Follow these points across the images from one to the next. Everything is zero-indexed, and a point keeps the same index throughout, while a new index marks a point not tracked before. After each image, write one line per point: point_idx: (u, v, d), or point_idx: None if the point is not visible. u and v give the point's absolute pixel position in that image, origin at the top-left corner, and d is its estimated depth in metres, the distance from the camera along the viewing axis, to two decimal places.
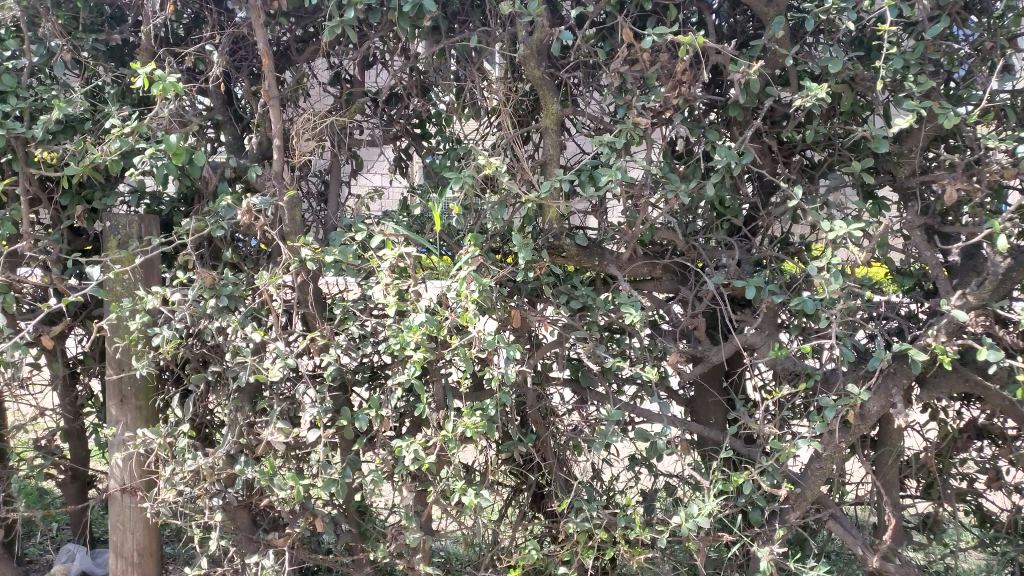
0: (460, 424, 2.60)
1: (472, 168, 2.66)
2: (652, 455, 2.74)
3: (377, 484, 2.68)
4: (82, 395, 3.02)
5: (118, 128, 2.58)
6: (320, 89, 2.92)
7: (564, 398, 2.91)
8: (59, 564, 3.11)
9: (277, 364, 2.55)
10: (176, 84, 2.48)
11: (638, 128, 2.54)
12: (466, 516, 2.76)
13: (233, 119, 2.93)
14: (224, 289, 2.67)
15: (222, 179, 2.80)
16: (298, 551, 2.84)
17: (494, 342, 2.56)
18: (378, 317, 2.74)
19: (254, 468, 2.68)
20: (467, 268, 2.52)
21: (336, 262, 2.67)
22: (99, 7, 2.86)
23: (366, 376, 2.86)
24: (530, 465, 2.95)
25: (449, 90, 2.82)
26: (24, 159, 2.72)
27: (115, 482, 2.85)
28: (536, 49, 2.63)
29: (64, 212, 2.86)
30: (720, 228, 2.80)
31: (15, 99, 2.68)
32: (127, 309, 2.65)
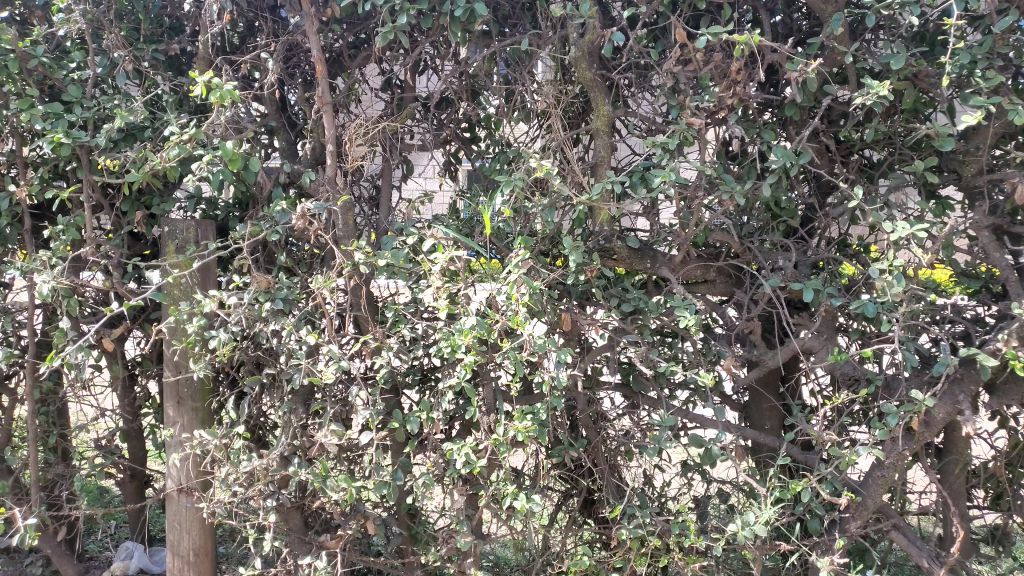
0: (511, 428, 2.59)
1: (523, 172, 2.64)
2: (706, 461, 2.70)
3: (429, 488, 2.68)
4: (140, 396, 3.08)
5: (177, 135, 2.63)
6: (372, 94, 2.96)
7: (615, 403, 2.89)
8: (117, 562, 3.13)
9: (331, 367, 2.57)
10: (233, 91, 2.53)
11: (692, 129, 2.51)
12: (517, 521, 2.75)
13: (287, 126, 2.98)
14: (279, 292, 2.70)
15: (277, 184, 2.85)
16: (349, 553, 2.83)
17: (545, 345, 2.54)
18: (428, 320, 2.76)
19: (307, 470, 2.70)
20: (519, 271, 2.51)
21: (388, 266, 2.69)
22: (159, 19, 2.94)
23: (417, 378, 2.87)
24: (581, 470, 2.92)
25: (499, 93, 2.83)
26: (88, 167, 2.80)
27: (173, 483, 2.89)
28: (587, 51, 2.61)
29: (125, 218, 2.93)
30: (776, 229, 2.75)
31: (80, 109, 2.76)
32: (185, 312, 2.71)
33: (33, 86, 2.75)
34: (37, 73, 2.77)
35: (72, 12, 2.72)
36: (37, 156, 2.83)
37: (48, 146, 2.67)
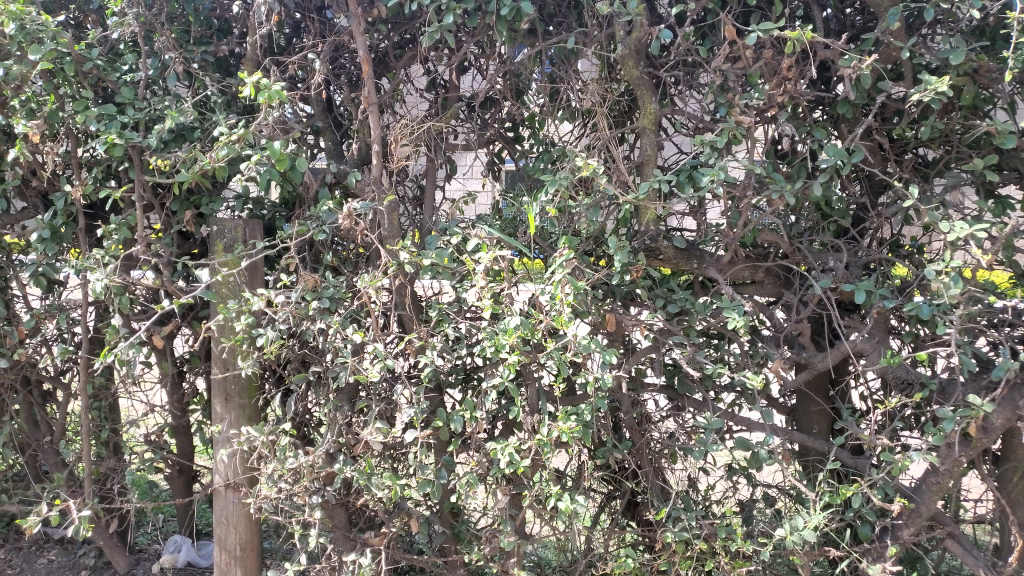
0: (555, 428, 2.58)
1: (568, 171, 2.62)
2: (753, 465, 2.66)
3: (472, 488, 2.69)
4: (188, 393, 3.13)
5: (226, 136, 2.66)
6: (417, 94, 2.97)
7: (659, 404, 2.86)
8: (164, 555, 3.19)
9: (377, 365, 2.60)
10: (281, 92, 2.55)
11: (741, 127, 2.47)
12: (560, 522, 2.74)
13: (333, 126, 3.00)
14: (326, 291, 2.73)
15: (323, 184, 2.88)
16: (393, 551, 2.85)
17: (591, 346, 2.52)
18: (471, 319, 2.77)
19: (352, 468, 2.73)
20: (563, 271, 2.50)
21: (433, 266, 2.71)
22: (209, 21, 2.99)
23: (460, 378, 2.88)
24: (625, 473, 2.90)
25: (544, 92, 2.81)
26: (140, 167, 2.85)
27: (220, 478, 2.94)
28: (634, 49, 2.60)
29: (174, 217, 2.97)
30: (826, 229, 2.70)
31: (133, 110, 2.81)
32: (233, 310, 2.74)
33: (88, 88, 2.82)
34: (92, 76, 2.84)
35: (126, 16, 2.78)
36: (91, 157, 2.89)
37: (102, 146, 2.72)
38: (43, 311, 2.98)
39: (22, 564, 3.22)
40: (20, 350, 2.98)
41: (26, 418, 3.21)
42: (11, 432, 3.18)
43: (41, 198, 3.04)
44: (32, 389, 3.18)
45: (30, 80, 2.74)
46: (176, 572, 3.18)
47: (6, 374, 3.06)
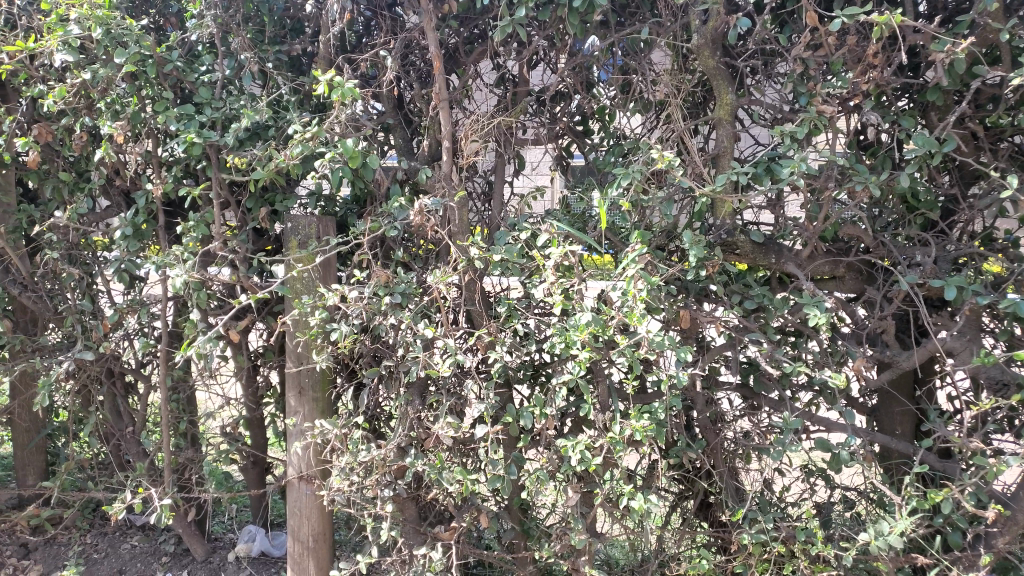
0: (628, 427, 2.54)
1: (641, 163, 2.58)
2: (833, 466, 2.58)
3: (543, 484, 2.67)
4: (262, 387, 3.20)
5: (301, 134, 2.70)
6: (486, 91, 2.95)
7: (733, 404, 2.81)
8: (239, 544, 3.27)
9: (448, 360, 2.62)
10: (354, 90, 2.58)
11: (822, 117, 2.40)
12: (632, 521, 2.70)
13: (403, 123, 3.03)
14: (398, 287, 2.75)
15: (394, 181, 2.90)
16: (463, 546, 2.86)
17: (665, 343, 2.47)
18: (541, 316, 2.75)
19: (423, 462, 2.74)
20: (636, 266, 2.46)
21: (502, 261, 2.71)
22: (282, 21, 3.04)
23: (528, 374, 2.86)
24: (698, 473, 2.86)
25: (615, 84, 2.78)
26: (218, 165, 2.91)
27: (293, 471, 3.00)
28: (710, 38, 2.57)
29: (250, 214, 3.03)
30: (912, 223, 2.60)
31: (210, 110, 2.87)
32: (308, 306, 2.80)
33: (168, 89, 2.89)
34: (172, 77, 2.92)
35: (204, 18, 2.85)
36: (171, 157, 2.97)
37: (182, 146, 2.80)
38: (126, 305, 3.07)
39: (108, 548, 3.34)
40: (105, 343, 3.08)
41: (110, 408, 3.33)
42: (96, 422, 3.30)
43: (124, 197, 3.14)
44: (115, 381, 3.29)
45: (115, 83, 2.83)
46: (250, 561, 3.26)
47: (92, 366, 3.17)
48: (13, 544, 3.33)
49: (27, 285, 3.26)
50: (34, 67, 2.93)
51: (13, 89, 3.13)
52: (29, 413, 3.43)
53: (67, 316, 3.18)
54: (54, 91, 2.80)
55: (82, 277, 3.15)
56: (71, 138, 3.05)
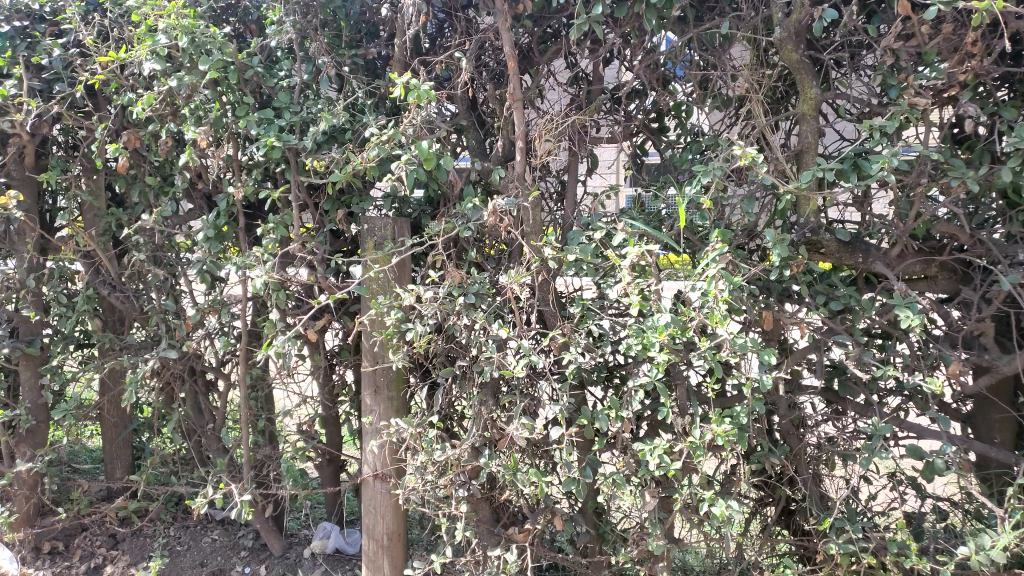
0: (708, 431, 2.48)
1: (722, 160, 2.54)
2: (926, 475, 2.46)
3: (620, 488, 2.62)
4: (338, 385, 3.25)
5: (377, 136, 2.73)
6: (559, 89, 2.93)
7: (816, 408, 2.75)
8: (315, 541, 3.31)
9: (522, 361, 2.60)
10: (430, 92, 2.61)
11: (915, 110, 2.30)
12: (712, 527, 2.64)
13: (477, 124, 3.03)
14: (472, 287, 2.76)
15: (468, 182, 2.92)
16: (537, 548, 2.85)
17: (747, 345, 2.41)
18: (616, 316, 2.71)
19: (497, 462, 2.74)
20: (717, 266, 2.40)
21: (577, 261, 2.68)
22: (358, 25, 3.08)
23: (602, 375, 2.81)
24: (781, 479, 2.79)
25: (694, 80, 2.74)
26: (296, 168, 2.96)
27: (368, 469, 3.03)
28: (793, 31, 2.50)
29: (327, 216, 3.07)
30: (1013, 220, 2.48)
31: (289, 114, 2.93)
32: (384, 306, 2.84)
33: (248, 94, 2.97)
34: (253, 83, 2.99)
35: (284, 24, 2.91)
36: (251, 161, 3.04)
37: (262, 149, 2.86)
38: (207, 306, 3.12)
39: (190, 541, 3.42)
40: (188, 342, 3.16)
41: (192, 406, 3.40)
42: (179, 419, 3.40)
43: (206, 200, 3.22)
44: (197, 379, 3.38)
45: (199, 90, 2.91)
46: (325, 557, 3.31)
47: (175, 364, 3.26)
48: (102, 534, 3.49)
49: (115, 285, 3.38)
50: (123, 76, 3.05)
51: (104, 97, 3.26)
52: (118, 409, 3.56)
53: (152, 316, 3.28)
54: (143, 99, 2.90)
55: (167, 278, 3.25)
56: (157, 144, 3.15)
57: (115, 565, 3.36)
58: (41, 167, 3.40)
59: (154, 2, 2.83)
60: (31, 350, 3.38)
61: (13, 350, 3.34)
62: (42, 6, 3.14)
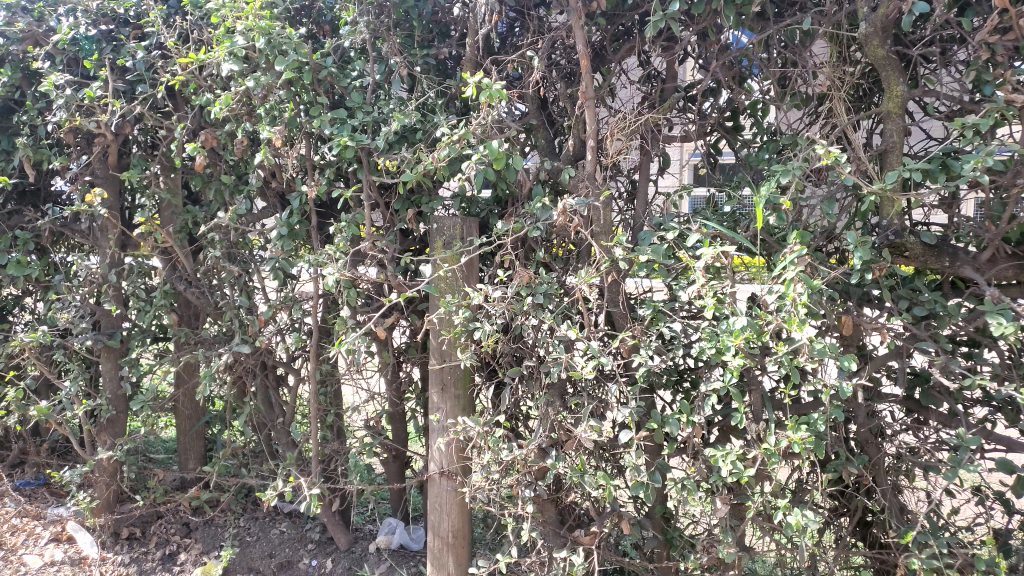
0: (785, 438, 2.42)
1: (802, 160, 2.47)
2: (1016, 490, 2.35)
3: (690, 494, 2.58)
4: (405, 382, 3.28)
5: (448, 136, 2.74)
6: (631, 88, 2.90)
7: (895, 417, 2.66)
8: (381, 536, 3.36)
9: (591, 363, 2.57)
10: (502, 91, 2.59)
11: (1012, 107, 2.20)
12: (786, 537, 2.58)
13: (547, 124, 3.02)
14: (540, 288, 2.74)
15: (537, 181, 2.90)
16: (604, 552, 2.83)
17: (827, 351, 2.33)
18: (688, 319, 2.66)
19: (565, 464, 2.72)
20: (796, 269, 2.33)
21: (648, 262, 2.63)
22: (429, 25, 3.10)
23: (672, 379, 2.76)
24: (857, 489, 2.71)
25: (772, 77, 2.68)
26: (368, 168, 2.99)
27: (435, 467, 3.06)
28: (880, 26, 2.42)
29: (397, 215, 3.10)
30: None
31: (362, 114, 2.97)
32: (453, 304, 2.85)
33: (322, 94, 3.01)
34: (326, 83, 3.03)
35: (358, 24, 2.94)
36: (324, 160, 3.08)
37: (336, 149, 2.89)
38: (279, 302, 3.17)
39: (259, 532, 3.50)
40: (260, 338, 3.22)
41: (263, 400, 3.47)
42: (250, 412, 3.48)
43: (279, 198, 3.28)
44: (268, 373, 3.45)
45: (275, 89, 2.95)
46: (390, 553, 3.35)
47: (248, 359, 3.32)
48: (176, 522, 3.59)
49: (191, 281, 3.47)
50: (202, 77, 3.13)
51: (183, 98, 3.34)
52: (192, 401, 3.66)
53: (226, 311, 3.35)
54: (221, 99, 2.96)
55: (240, 274, 3.30)
56: (233, 143, 3.22)
57: (189, 553, 3.46)
58: (123, 165, 3.52)
59: (233, 4, 2.90)
60: (112, 342, 3.52)
61: (96, 342, 3.49)
62: (127, 10, 3.25)
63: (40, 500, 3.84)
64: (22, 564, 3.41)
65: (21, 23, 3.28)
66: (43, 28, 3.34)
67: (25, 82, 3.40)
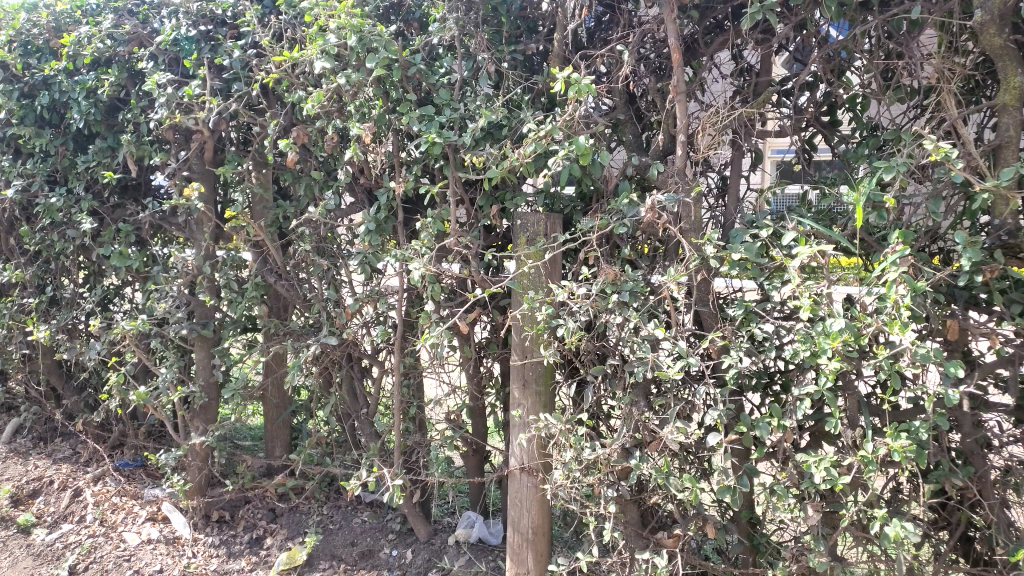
0: (883, 446, 2.31)
1: (907, 156, 2.35)
2: None
3: (780, 500, 2.50)
4: (486, 377, 3.30)
5: (535, 132, 2.72)
6: (723, 82, 2.86)
7: (1002, 428, 2.52)
8: (460, 529, 3.40)
9: (678, 364, 2.52)
10: (591, 86, 2.56)
11: None
12: (882, 549, 2.48)
13: (634, 119, 2.97)
14: (626, 285, 2.70)
15: (623, 177, 2.86)
16: (687, 555, 2.78)
17: (930, 356, 2.21)
18: (781, 320, 2.57)
19: (649, 465, 2.68)
20: (898, 270, 2.21)
21: (740, 261, 2.56)
22: (517, 21, 3.10)
23: (762, 381, 2.68)
24: (960, 502, 2.59)
25: (874, 69, 2.57)
26: (454, 164, 3.01)
27: (516, 462, 3.07)
28: (997, 14, 2.30)
29: (481, 211, 3.12)
30: None
31: (450, 111, 2.99)
32: (536, 301, 2.84)
33: (410, 91, 3.05)
34: (415, 79, 3.07)
35: (447, 21, 2.96)
36: (411, 157, 3.12)
37: (424, 146, 2.92)
38: (365, 295, 3.24)
39: (342, 520, 3.58)
40: (347, 330, 3.29)
41: (347, 390, 3.54)
42: (335, 403, 3.55)
43: (366, 194, 3.34)
44: (353, 365, 3.51)
45: (365, 87, 2.99)
46: (470, 546, 3.38)
47: (334, 351, 3.39)
48: (263, 507, 3.74)
49: (280, 274, 3.56)
50: (295, 75, 3.20)
51: (276, 96, 3.43)
52: (279, 391, 3.77)
53: (314, 303, 3.43)
54: (312, 96, 3.03)
55: (328, 268, 3.37)
56: (323, 140, 3.29)
57: (275, 538, 3.57)
58: (218, 161, 3.65)
59: (327, 4, 2.96)
60: (206, 332, 3.65)
61: (191, 331, 3.61)
62: (225, 10, 3.37)
63: (137, 481, 4.04)
64: (122, 541, 3.60)
65: (127, 25, 3.45)
66: (147, 29, 3.50)
67: (130, 82, 3.58)
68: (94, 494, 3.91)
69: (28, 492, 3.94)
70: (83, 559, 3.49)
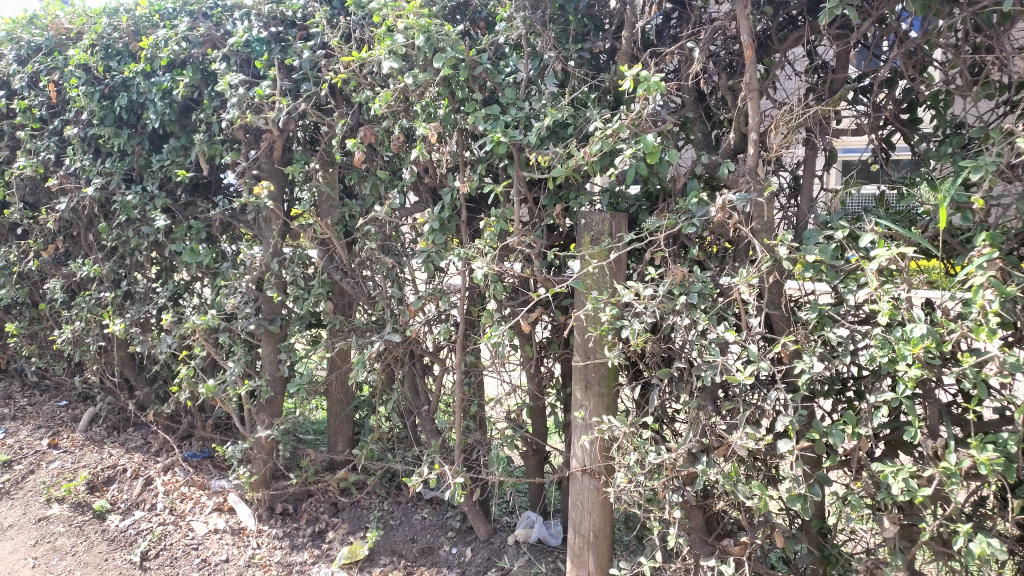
0: (967, 457, 2.21)
1: (996, 154, 2.24)
2: None
3: (854, 510, 2.42)
4: (547, 377, 3.28)
5: (602, 130, 2.69)
6: (797, 79, 2.79)
7: None
8: (520, 529, 3.39)
9: (749, 368, 2.46)
10: (661, 83, 2.51)
11: None
12: (963, 564, 2.38)
13: (703, 117, 2.92)
14: (694, 286, 2.64)
15: (691, 176, 2.81)
16: (755, 564, 2.72)
17: (1021, 364, 2.10)
18: (857, 324, 2.48)
19: (716, 470, 2.63)
20: (985, 274, 2.11)
21: (815, 263, 2.48)
22: (584, 19, 3.07)
23: (836, 387, 2.60)
24: None
25: (961, 64, 2.47)
26: (519, 163, 2.99)
27: (578, 464, 3.04)
28: None
29: (545, 210, 3.10)
30: None
31: (516, 110, 2.98)
32: (600, 301, 2.81)
33: (476, 91, 3.05)
34: (481, 79, 3.07)
35: (514, 20, 2.96)
36: (475, 156, 3.13)
37: (489, 145, 2.91)
38: (428, 293, 3.26)
39: (402, 516, 3.61)
40: (409, 328, 3.31)
41: (409, 387, 3.56)
42: (397, 399, 3.58)
43: (430, 193, 3.36)
44: (415, 362, 3.53)
45: (431, 87, 3.01)
46: (529, 546, 3.37)
47: (398, 348, 3.41)
48: (325, 502, 3.79)
49: (346, 271, 3.60)
50: (362, 75, 3.24)
51: (344, 96, 3.47)
52: (342, 387, 3.81)
53: (379, 300, 3.46)
54: (380, 96, 3.06)
55: (393, 266, 3.40)
56: (389, 140, 3.32)
57: (337, 532, 3.62)
58: (286, 160, 3.72)
59: (395, 4, 2.99)
60: (273, 327, 3.73)
61: (258, 327, 3.72)
62: (295, 12, 3.44)
63: (205, 471, 4.15)
64: (190, 530, 3.71)
65: (202, 28, 3.54)
66: (220, 32, 3.59)
67: (204, 83, 3.68)
68: (164, 484, 4.03)
69: (103, 479, 4.10)
70: (154, 546, 3.60)
